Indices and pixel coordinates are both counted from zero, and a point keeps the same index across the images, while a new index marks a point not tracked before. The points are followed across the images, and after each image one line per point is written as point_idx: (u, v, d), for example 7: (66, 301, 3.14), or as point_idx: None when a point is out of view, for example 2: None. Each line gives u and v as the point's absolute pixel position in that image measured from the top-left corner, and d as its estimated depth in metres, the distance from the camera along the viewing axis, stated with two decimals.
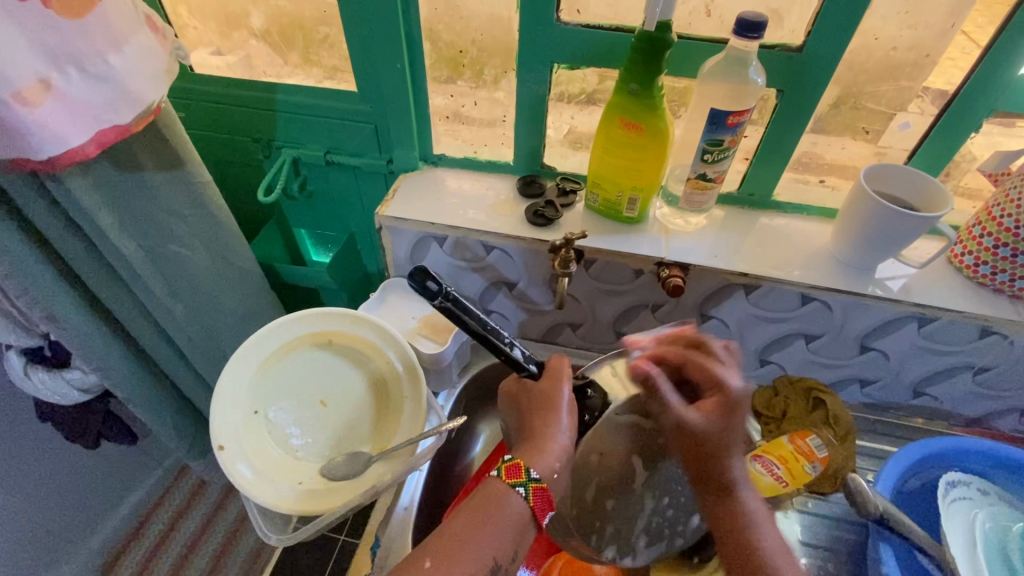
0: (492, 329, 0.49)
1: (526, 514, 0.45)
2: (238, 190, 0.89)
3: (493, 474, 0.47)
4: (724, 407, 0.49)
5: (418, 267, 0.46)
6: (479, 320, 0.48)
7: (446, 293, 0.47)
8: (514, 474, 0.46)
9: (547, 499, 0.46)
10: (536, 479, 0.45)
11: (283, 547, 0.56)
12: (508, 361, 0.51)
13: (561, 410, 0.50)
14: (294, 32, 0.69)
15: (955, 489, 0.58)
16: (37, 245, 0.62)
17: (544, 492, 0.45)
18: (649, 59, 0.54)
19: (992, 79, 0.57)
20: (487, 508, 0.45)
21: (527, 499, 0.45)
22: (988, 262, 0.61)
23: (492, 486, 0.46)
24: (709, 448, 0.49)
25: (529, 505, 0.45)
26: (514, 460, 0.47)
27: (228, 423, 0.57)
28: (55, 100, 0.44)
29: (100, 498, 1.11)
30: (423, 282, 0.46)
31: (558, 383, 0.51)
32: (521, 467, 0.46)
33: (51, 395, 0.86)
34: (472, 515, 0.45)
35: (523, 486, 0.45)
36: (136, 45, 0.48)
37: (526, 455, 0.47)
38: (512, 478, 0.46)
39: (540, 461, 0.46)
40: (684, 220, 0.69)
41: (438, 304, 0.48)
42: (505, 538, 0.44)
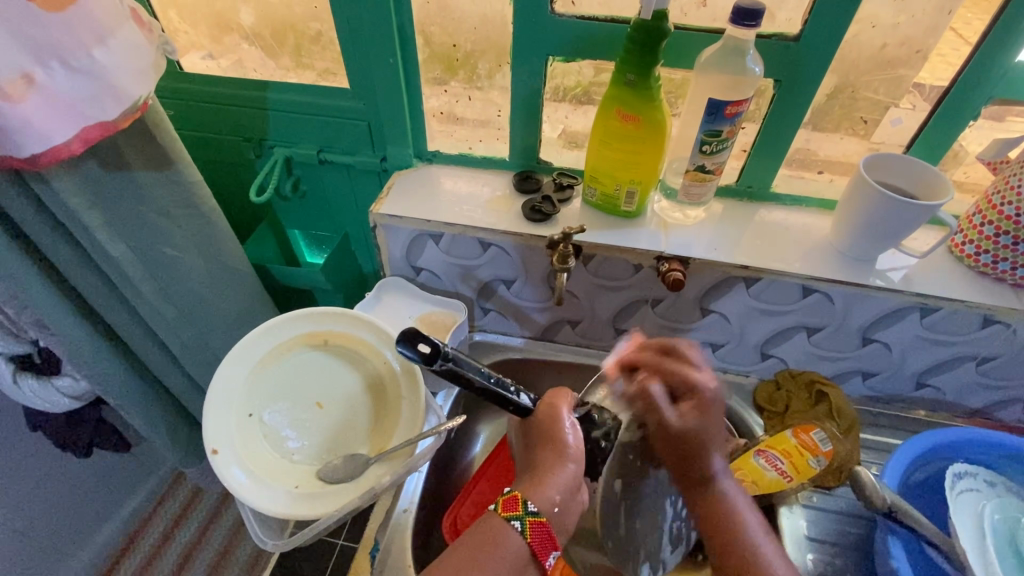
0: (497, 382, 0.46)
1: (525, 552, 0.42)
2: (230, 191, 0.88)
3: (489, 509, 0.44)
4: (699, 407, 0.53)
5: (406, 330, 0.43)
6: (483, 376, 0.45)
7: (444, 354, 0.43)
8: (511, 507, 0.43)
9: (547, 534, 0.43)
10: (534, 512, 0.42)
11: (280, 552, 0.55)
12: (517, 409, 0.49)
13: (567, 440, 0.47)
14: (284, 31, 0.68)
15: (962, 481, 0.57)
16: (24, 249, 0.61)
17: (543, 527, 0.43)
18: (646, 49, 0.54)
19: (990, 67, 0.57)
20: (482, 546, 0.42)
21: (524, 534, 0.42)
22: (989, 251, 0.60)
23: (487, 521, 0.43)
24: (689, 445, 0.53)
25: (528, 541, 0.42)
26: (512, 491, 0.44)
27: (222, 427, 0.56)
28: (38, 95, 0.42)
29: (93, 507, 1.09)
30: (416, 345, 0.43)
31: (556, 414, 0.48)
32: (518, 500, 0.43)
33: (41, 403, 0.84)
34: (467, 555, 0.41)
35: (519, 520, 0.42)
36: (123, 39, 0.47)
37: (524, 487, 0.44)
38: (508, 511, 0.43)
39: (540, 493, 0.44)
40: (682, 213, 0.68)
41: (437, 367, 0.44)
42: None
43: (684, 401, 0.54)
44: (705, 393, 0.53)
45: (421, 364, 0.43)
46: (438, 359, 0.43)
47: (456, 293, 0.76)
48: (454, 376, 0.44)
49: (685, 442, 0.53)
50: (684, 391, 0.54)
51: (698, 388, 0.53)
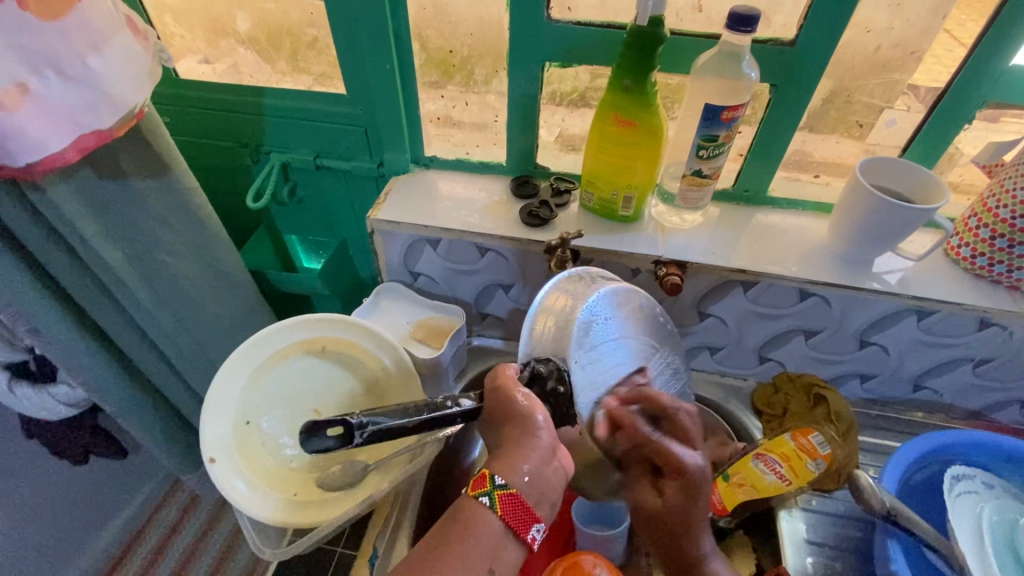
0: (418, 407, 0.46)
1: (500, 525, 0.42)
2: (226, 196, 0.87)
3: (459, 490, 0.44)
4: (684, 491, 0.47)
5: (304, 429, 0.47)
6: (401, 413, 0.45)
7: (354, 425, 0.45)
8: (479, 485, 0.43)
9: (520, 505, 0.42)
10: (500, 485, 0.42)
11: (278, 561, 0.55)
12: (466, 417, 0.47)
13: (529, 415, 0.45)
14: (281, 36, 0.68)
15: (960, 483, 0.57)
16: (18, 257, 0.61)
17: (515, 498, 0.42)
18: (643, 55, 0.54)
19: (984, 72, 0.57)
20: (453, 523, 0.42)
21: (495, 508, 0.42)
22: (985, 254, 0.61)
23: (459, 502, 0.43)
24: (673, 520, 0.48)
25: (500, 514, 0.42)
26: (479, 469, 0.44)
27: (220, 435, 0.56)
28: (33, 104, 0.42)
29: (90, 514, 1.09)
30: (321, 437, 0.46)
31: (507, 388, 0.46)
32: (484, 476, 0.43)
33: (36, 410, 0.84)
34: (439, 534, 0.42)
35: (488, 496, 0.42)
36: (118, 47, 0.47)
37: (492, 464, 0.44)
38: (476, 490, 0.43)
39: (508, 468, 0.43)
40: (680, 217, 0.68)
41: (360, 440, 0.45)
42: (477, 551, 0.41)
43: (670, 479, 0.48)
44: (689, 472, 0.46)
45: (340, 446, 0.45)
46: (356, 433, 0.45)
47: (454, 297, 0.76)
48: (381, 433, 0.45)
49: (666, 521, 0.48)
50: (669, 468, 0.47)
51: (681, 466, 0.46)
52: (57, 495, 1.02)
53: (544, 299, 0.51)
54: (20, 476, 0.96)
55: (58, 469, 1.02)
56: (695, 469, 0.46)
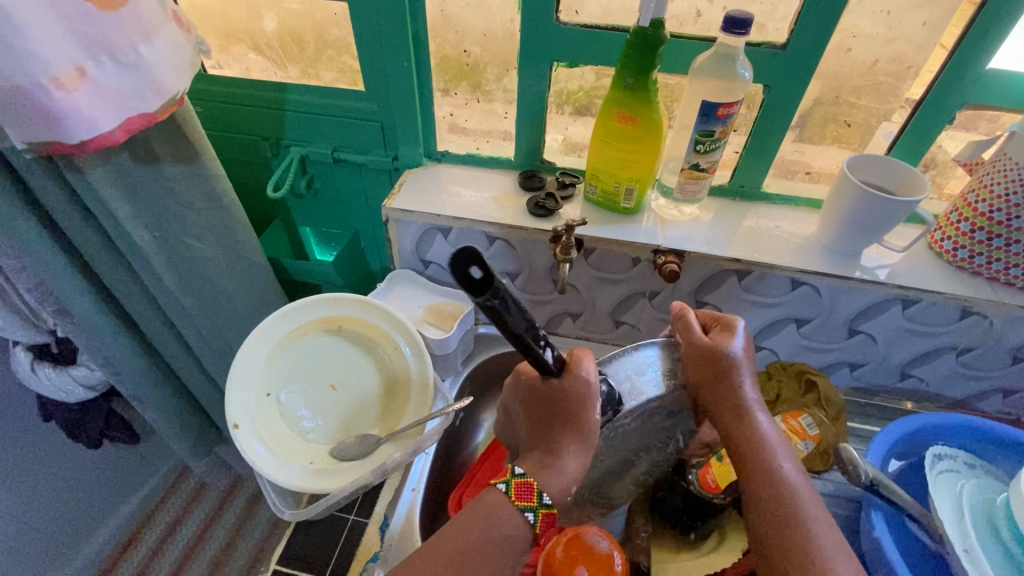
0: (532, 331, 0.42)
1: (528, 537, 0.47)
2: (247, 188, 0.92)
3: (500, 490, 0.48)
4: (727, 332, 0.56)
5: (465, 251, 0.34)
6: (520, 321, 0.40)
7: (495, 289, 0.36)
8: (525, 498, 0.47)
9: (551, 523, 0.48)
10: (547, 506, 0.47)
11: (295, 522, 0.59)
12: (534, 361, 0.45)
13: (593, 422, 0.49)
14: (305, 34, 0.72)
15: (942, 462, 0.60)
16: (54, 237, 0.64)
17: (551, 518, 0.48)
18: (643, 55, 0.58)
19: (963, 75, 0.61)
20: (488, 530, 0.46)
21: (535, 524, 0.47)
22: (966, 246, 0.64)
23: (499, 504, 0.47)
24: (711, 371, 0.54)
25: (534, 529, 0.47)
26: (527, 478, 0.48)
27: (244, 404, 0.59)
28: (88, 87, 0.47)
29: (101, 499, 1.12)
30: (466, 271, 0.35)
31: (591, 393, 0.48)
32: (532, 490, 0.47)
33: (56, 391, 0.87)
34: (474, 538, 0.46)
35: (533, 512, 0.47)
36: (164, 37, 0.51)
37: (540, 477, 0.48)
38: (522, 501, 0.47)
39: (556, 487, 0.48)
40: (678, 210, 0.72)
41: (480, 301, 0.37)
42: (503, 562, 0.46)
43: (716, 331, 0.57)
44: (732, 321, 0.56)
45: (472, 297, 0.36)
46: (486, 293, 0.36)
47: (462, 285, 0.80)
48: (493, 315, 0.38)
49: (712, 368, 0.54)
50: (717, 326, 0.57)
51: (726, 318, 0.57)
52: (68, 477, 1.05)
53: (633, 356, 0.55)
54: (37, 457, 0.99)
55: (71, 452, 1.05)
56: (731, 317, 0.57)
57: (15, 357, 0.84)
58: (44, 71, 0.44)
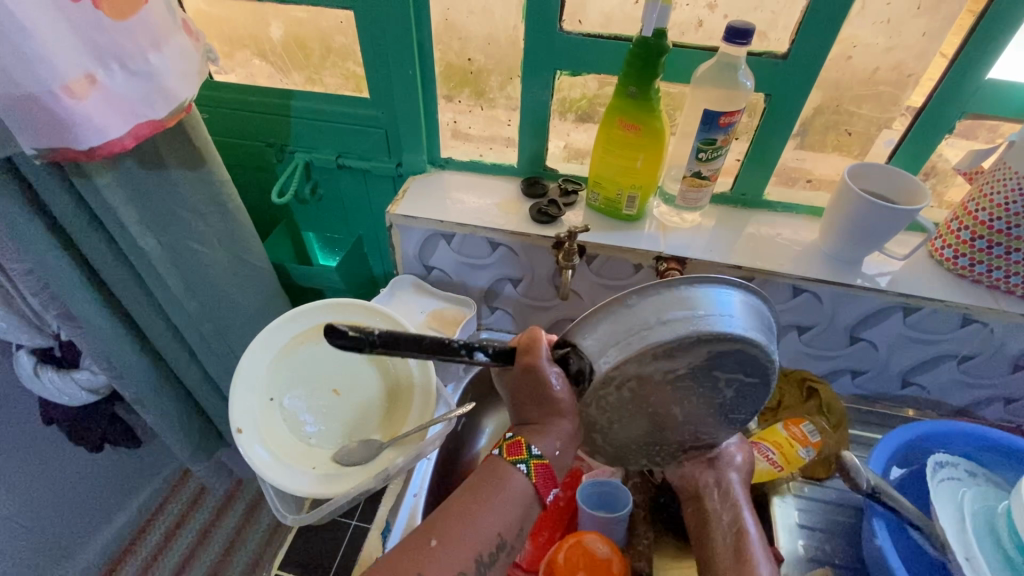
0: (445, 345, 0.39)
1: (530, 491, 0.46)
2: (250, 193, 0.92)
3: (494, 453, 0.48)
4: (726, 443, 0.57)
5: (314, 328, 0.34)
6: (426, 350, 0.38)
7: (373, 338, 0.35)
8: (516, 451, 0.46)
9: (550, 475, 0.46)
10: (538, 456, 0.45)
11: (297, 526, 0.59)
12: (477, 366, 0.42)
13: (561, 395, 0.45)
14: (311, 43, 0.72)
15: (943, 470, 0.61)
16: (60, 241, 0.65)
17: (547, 468, 0.46)
18: (646, 65, 0.58)
19: (962, 85, 0.61)
20: (489, 485, 0.46)
21: (530, 475, 0.46)
22: (966, 254, 0.65)
23: (494, 462, 0.47)
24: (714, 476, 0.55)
25: (533, 481, 0.46)
26: (516, 436, 0.47)
27: (247, 409, 0.60)
28: (99, 94, 0.48)
29: (101, 503, 1.11)
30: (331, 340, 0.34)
31: (540, 367, 0.44)
32: (522, 444, 0.46)
33: (59, 395, 0.87)
34: (474, 493, 0.46)
35: (525, 463, 0.46)
36: (172, 46, 0.52)
37: (528, 432, 0.47)
38: (513, 455, 0.46)
39: (546, 439, 0.46)
40: (680, 217, 0.73)
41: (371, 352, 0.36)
42: (507, 513, 0.45)
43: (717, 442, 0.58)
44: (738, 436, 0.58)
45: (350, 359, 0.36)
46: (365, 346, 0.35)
47: (464, 291, 0.80)
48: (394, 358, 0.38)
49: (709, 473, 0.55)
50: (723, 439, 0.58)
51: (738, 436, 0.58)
52: (69, 481, 1.05)
53: (710, 297, 0.42)
54: (39, 461, 0.99)
55: (73, 456, 1.05)
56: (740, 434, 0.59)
57: (18, 361, 0.84)
58: (55, 79, 0.45)
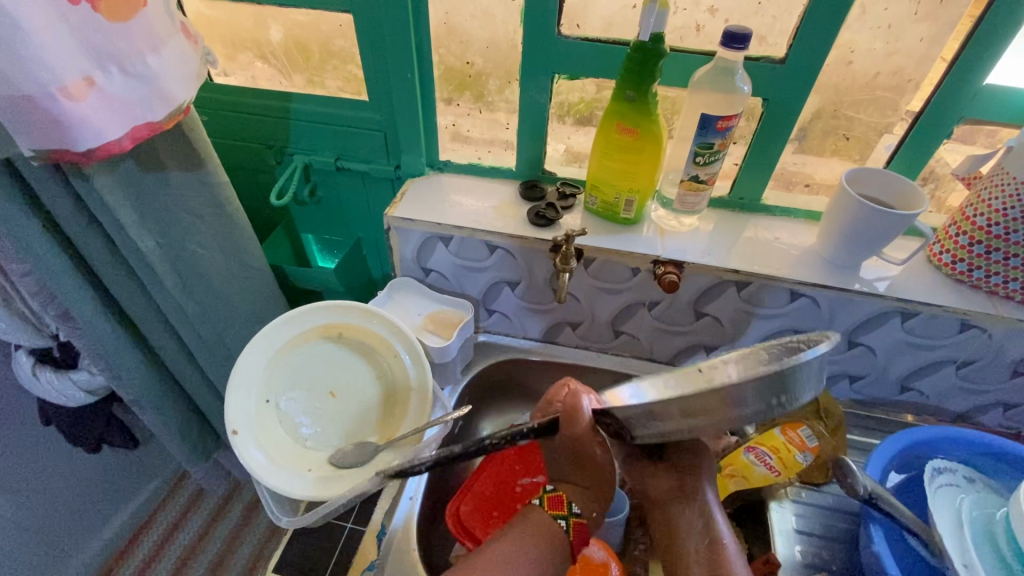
0: (467, 452, 0.49)
1: (567, 547, 0.53)
2: (250, 195, 0.92)
3: (536, 505, 0.55)
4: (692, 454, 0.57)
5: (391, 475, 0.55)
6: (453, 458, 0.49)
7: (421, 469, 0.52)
8: (557, 507, 0.54)
9: (585, 534, 0.53)
10: (577, 514, 0.53)
11: (292, 529, 0.59)
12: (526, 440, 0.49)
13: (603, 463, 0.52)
14: (310, 45, 0.73)
15: (941, 476, 0.60)
16: (59, 242, 0.65)
17: (584, 527, 0.53)
18: (643, 69, 0.58)
19: (961, 90, 0.61)
20: (534, 536, 0.52)
21: (569, 531, 0.53)
22: (964, 260, 0.64)
23: (537, 516, 0.54)
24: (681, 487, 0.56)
25: (571, 538, 0.53)
26: (557, 492, 0.55)
27: (243, 411, 0.60)
28: (97, 96, 0.48)
29: (99, 503, 1.11)
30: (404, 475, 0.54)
31: (579, 423, 0.48)
32: (563, 500, 0.54)
33: (57, 396, 0.87)
34: (520, 538, 0.52)
35: (565, 519, 0.53)
36: (171, 49, 0.53)
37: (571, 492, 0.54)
38: (554, 509, 0.54)
39: (585, 501, 0.54)
40: (678, 221, 0.72)
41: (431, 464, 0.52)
42: (547, 561, 0.51)
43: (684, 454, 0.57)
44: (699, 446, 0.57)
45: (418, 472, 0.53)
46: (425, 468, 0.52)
47: (462, 293, 0.80)
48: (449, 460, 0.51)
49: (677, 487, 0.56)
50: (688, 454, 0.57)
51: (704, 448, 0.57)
52: (66, 482, 1.05)
53: (809, 361, 0.37)
54: (37, 461, 0.99)
55: (71, 456, 1.05)
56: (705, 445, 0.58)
57: (17, 361, 0.84)
58: (53, 81, 0.45)
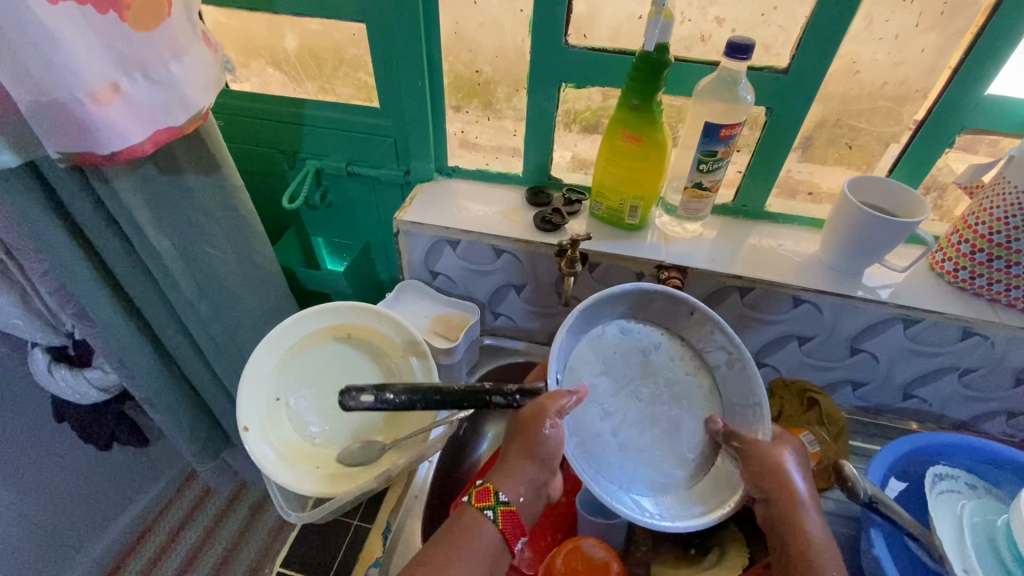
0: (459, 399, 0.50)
1: (497, 537, 0.50)
2: (263, 198, 0.94)
3: (466, 501, 0.51)
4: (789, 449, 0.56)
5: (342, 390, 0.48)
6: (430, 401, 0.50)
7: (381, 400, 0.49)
8: (484, 498, 0.50)
9: (515, 521, 0.50)
10: (505, 503, 0.50)
11: (301, 524, 0.61)
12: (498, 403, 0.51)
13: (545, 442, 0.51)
14: (324, 53, 0.75)
15: (942, 482, 0.61)
16: (79, 242, 0.67)
17: (513, 514, 0.50)
18: (649, 79, 0.60)
19: (962, 100, 0.62)
20: (461, 535, 0.49)
21: (497, 522, 0.50)
22: (967, 268, 0.65)
23: (464, 510, 0.51)
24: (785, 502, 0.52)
25: (500, 528, 0.50)
26: (484, 483, 0.51)
27: (255, 408, 0.61)
28: (122, 101, 0.50)
29: (107, 502, 1.13)
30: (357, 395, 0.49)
31: (540, 412, 0.51)
32: (489, 491, 0.50)
33: (71, 393, 0.89)
34: (448, 544, 0.49)
35: (492, 510, 0.50)
36: (193, 57, 0.55)
37: (496, 479, 0.51)
38: (481, 502, 0.50)
39: (512, 486, 0.51)
40: (681, 227, 0.74)
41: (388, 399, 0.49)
42: (477, 562, 0.48)
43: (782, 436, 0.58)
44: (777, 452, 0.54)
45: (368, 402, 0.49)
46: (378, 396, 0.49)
47: (468, 296, 0.81)
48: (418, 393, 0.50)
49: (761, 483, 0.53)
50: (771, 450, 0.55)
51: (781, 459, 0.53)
52: (77, 479, 1.07)
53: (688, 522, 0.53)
54: (49, 458, 1.01)
55: (82, 454, 1.07)
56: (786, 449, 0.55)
57: (32, 358, 0.86)
58: (82, 87, 0.47)
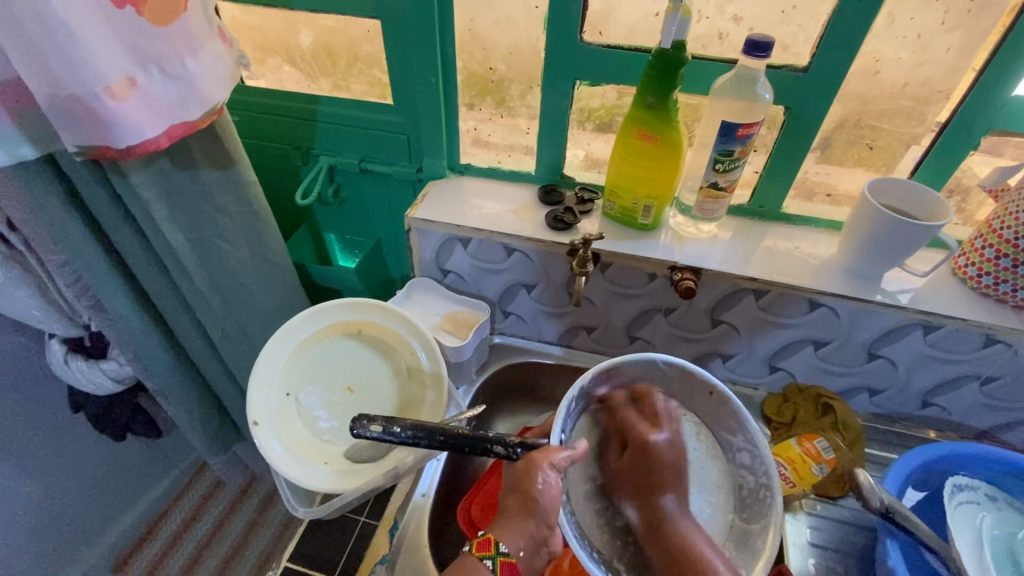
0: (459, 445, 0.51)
1: None
2: (277, 194, 0.95)
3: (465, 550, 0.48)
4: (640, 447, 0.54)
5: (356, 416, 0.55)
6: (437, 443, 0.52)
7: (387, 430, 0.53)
8: (485, 548, 0.47)
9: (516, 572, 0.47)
10: (505, 553, 0.46)
11: (309, 519, 0.61)
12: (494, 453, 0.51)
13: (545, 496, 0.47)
14: (338, 49, 0.75)
15: (961, 493, 0.59)
16: (95, 235, 0.68)
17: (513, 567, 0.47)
18: (665, 76, 0.59)
19: (987, 101, 0.60)
20: None
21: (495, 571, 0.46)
22: (990, 273, 0.63)
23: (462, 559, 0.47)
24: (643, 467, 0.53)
25: None
26: (486, 533, 0.48)
27: (265, 403, 0.62)
28: (138, 96, 0.50)
29: (122, 491, 1.15)
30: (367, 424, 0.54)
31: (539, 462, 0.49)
32: (490, 540, 0.47)
33: (87, 384, 0.90)
34: None
35: (491, 559, 0.46)
36: (208, 52, 0.55)
37: (497, 528, 0.48)
38: (481, 552, 0.47)
39: (513, 535, 0.47)
40: (696, 228, 0.73)
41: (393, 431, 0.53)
42: None
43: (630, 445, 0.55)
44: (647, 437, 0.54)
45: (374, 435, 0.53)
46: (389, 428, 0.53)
47: (479, 295, 0.81)
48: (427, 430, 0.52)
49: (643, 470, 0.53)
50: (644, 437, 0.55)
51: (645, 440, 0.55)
52: (92, 469, 1.09)
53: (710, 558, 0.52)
54: (66, 448, 1.03)
55: (97, 444, 1.08)
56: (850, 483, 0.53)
57: (50, 350, 0.87)
58: (98, 80, 0.47)
